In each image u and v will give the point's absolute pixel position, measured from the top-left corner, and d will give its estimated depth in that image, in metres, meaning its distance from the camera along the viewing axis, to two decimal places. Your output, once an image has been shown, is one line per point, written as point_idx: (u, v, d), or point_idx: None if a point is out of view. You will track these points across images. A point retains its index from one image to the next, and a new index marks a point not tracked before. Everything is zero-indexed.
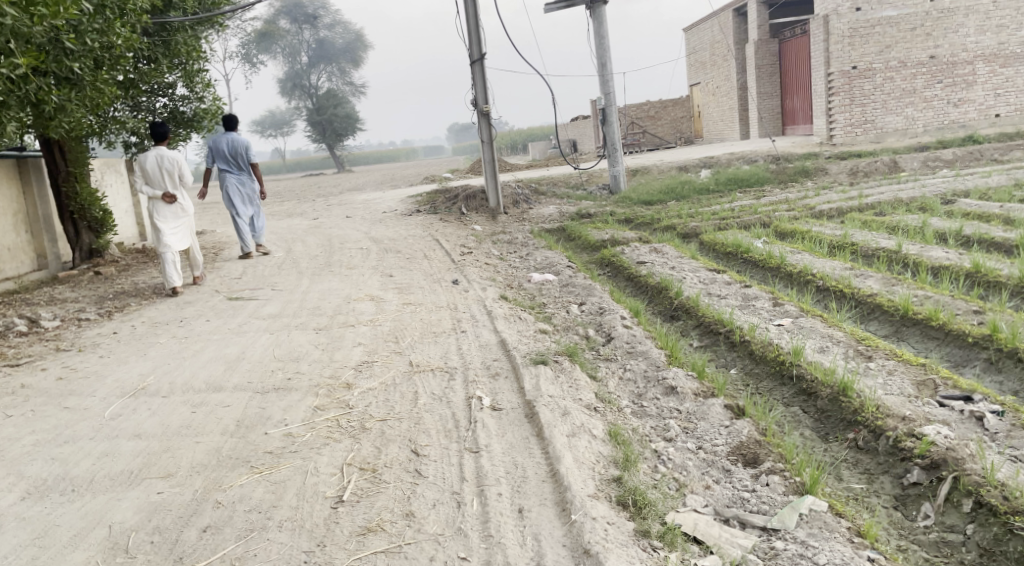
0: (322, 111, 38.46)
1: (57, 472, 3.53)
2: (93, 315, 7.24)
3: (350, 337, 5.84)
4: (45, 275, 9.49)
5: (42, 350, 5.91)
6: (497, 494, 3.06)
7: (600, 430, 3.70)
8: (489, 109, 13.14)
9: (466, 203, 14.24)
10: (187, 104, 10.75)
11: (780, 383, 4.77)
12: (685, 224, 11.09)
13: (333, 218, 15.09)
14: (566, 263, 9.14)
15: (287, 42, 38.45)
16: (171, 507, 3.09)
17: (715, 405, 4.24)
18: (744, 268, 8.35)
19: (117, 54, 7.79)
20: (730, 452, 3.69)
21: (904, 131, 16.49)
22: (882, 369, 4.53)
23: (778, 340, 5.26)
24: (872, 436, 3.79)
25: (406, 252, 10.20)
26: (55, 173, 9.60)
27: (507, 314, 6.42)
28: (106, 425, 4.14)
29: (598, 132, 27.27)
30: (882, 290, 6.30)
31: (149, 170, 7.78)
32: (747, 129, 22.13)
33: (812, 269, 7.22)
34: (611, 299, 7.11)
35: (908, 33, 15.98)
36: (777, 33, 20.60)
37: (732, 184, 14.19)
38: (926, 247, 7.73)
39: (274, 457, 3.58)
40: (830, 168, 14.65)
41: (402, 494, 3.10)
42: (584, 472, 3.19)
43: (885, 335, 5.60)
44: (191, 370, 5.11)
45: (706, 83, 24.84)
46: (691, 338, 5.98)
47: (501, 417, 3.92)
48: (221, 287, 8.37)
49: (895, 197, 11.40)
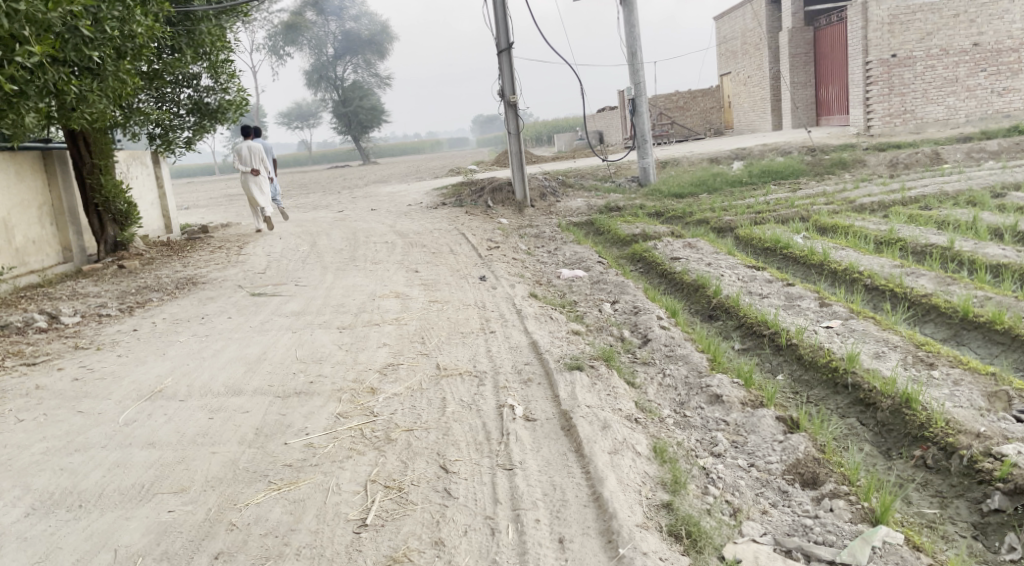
0: (348, 103, 39.09)
1: (64, 485, 3.33)
2: (114, 310, 7.07)
3: (375, 337, 5.60)
4: (70, 269, 9.38)
5: (60, 348, 5.74)
6: (534, 521, 2.80)
7: (644, 446, 3.41)
8: (516, 100, 12.84)
9: (492, 196, 13.96)
10: (212, 95, 10.59)
11: (833, 392, 4.44)
12: (719, 218, 10.70)
13: (357, 210, 14.88)
14: (596, 258, 8.82)
15: (313, 34, 38.10)
16: (182, 529, 2.88)
17: (766, 416, 3.93)
18: (784, 265, 7.98)
19: (139, 44, 7.62)
20: (786, 471, 3.39)
21: (945, 122, 15.88)
22: (946, 379, 4.18)
23: (828, 344, 4.93)
24: (943, 454, 3.49)
25: (431, 247, 9.97)
26: (80, 165, 9.50)
27: (538, 313, 6.12)
28: (120, 432, 3.93)
29: (625, 123, 26.80)
30: (938, 290, 5.93)
31: (243, 156, 10.77)
32: (779, 120, 21.56)
33: (859, 266, 6.85)
34: (645, 298, 6.79)
35: (951, 19, 15.33)
36: (813, 21, 19.97)
37: (765, 177, 13.75)
38: (980, 244, 7.30)
39: (293, 472, 3.34)
40: (868, 159, 14.13)
41: (430, 517, 2.85)
42: (630, 497, 2.91)
43: (943, 338, 5.25)
44: (210, 372, 4.89)
45: (737, 73, 24.25)
46: (732, 339, 5.66)
47: (535, 430, 3.64)
48: (244, 281, 8.23)
49: (940, 189, 10.89)
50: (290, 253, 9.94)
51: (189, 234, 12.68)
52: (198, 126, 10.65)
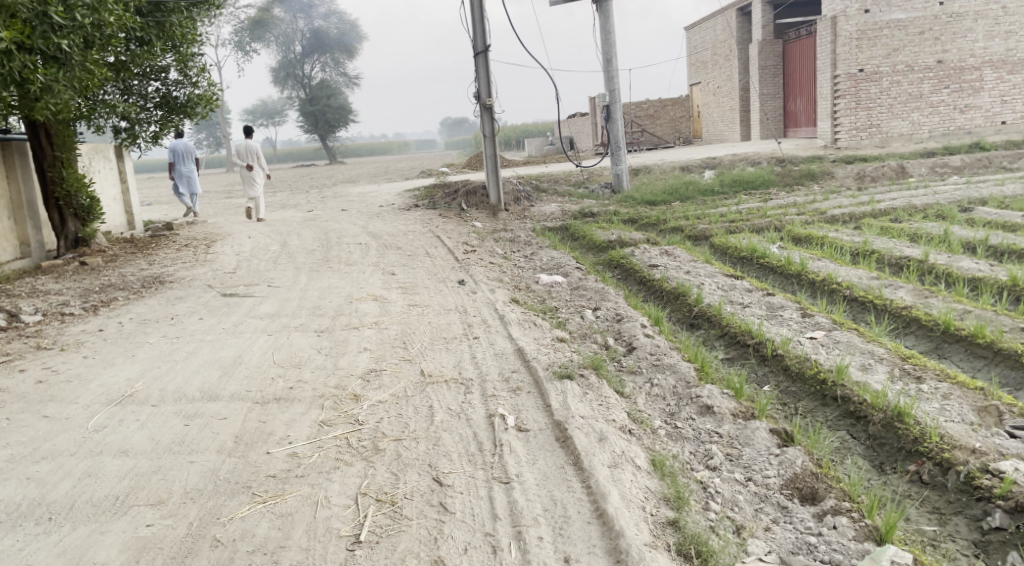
0: (314, 101, 38.49)
1: (32, 496, 3.12)
2: (77, 309, 6.79)
3: (354, 341, 5.45)
4: (28, 265, 9.02)
5: (21, 348, 5.47)
6: (538, 538, 2.71)
7: (642, 459, 3.34)
8: (492, 103, 12.74)
9: (466, 198, 13.82)
10: (180, 89, 10.31)
11: (821, 404, 4.42)
12: (693, 226, 10.72)
13: (328, 211, 14.64)
14: (573, 264, 8.75)
15: (281, 31, 37.66)
16: (162, 545, 2.71)
17: (760, 429, 3.88)
18: (761, 274, 8.01)
19: (109, 34, 7.40)
20: (785, 486, 3.35)
21: (909, 137, 16.21)
22: (935, 393, 4.18)
23: (815, 356, 4.91)
24: (938, 469, 3.51)
25: (406, 249, 9.81)
26: (41, 157, 9.14)
27: (520, 319, 6.01)
28: (89, 439, 3.72)
29: (596, 129, 26.86)
30: (917, 302, 6.00)
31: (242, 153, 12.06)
32: (748, 131, 21.83)
33: (838, 277, 6.89)
34: (627, 304, 6.74)
35: (917, 36, 15.64)
36: (783, 33, 20.25)
37: (736, 186, 13.87)
38: (954, 257, 7.42)
39: (278, 483, 3.20)
40: (836, 171, 14.32)
41: (428, 534, 2.74)
42: (635, 514, 2.84)
43: (924, 351, 5.29)
44: (184, 376, 4.70)
45: (707, 83, 24.49)
46: (716, 349, 5.64)
47: (529, 441, 3.55)
48: (214, 281, 7.98)
49: (908, 203, 11.08)
50: (260, 253, 9.70)
51: (154, 230, 12.31)
52: (165, 120, 10.35)
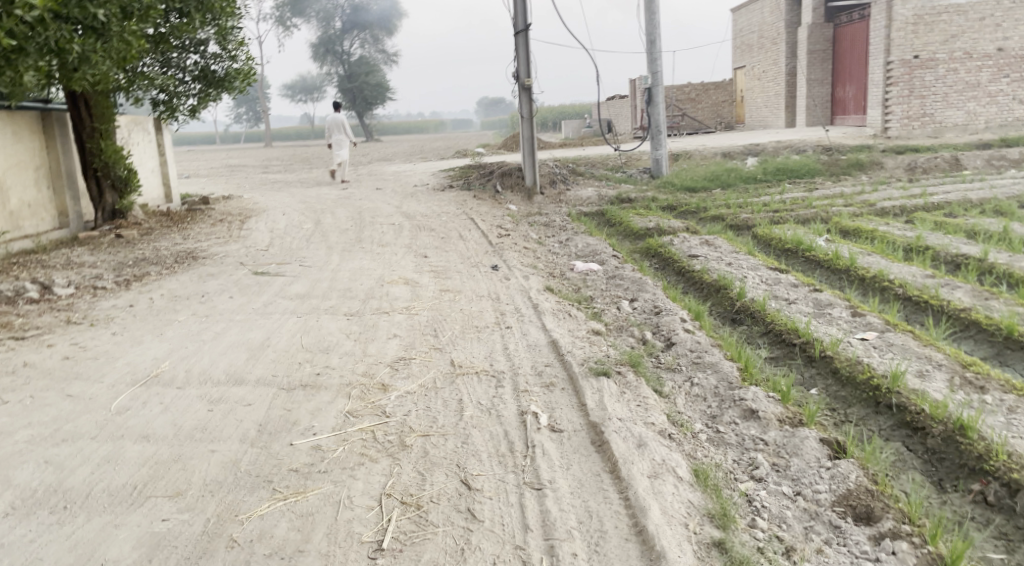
0: (353, 79, 38.23)
1: (49, 482, 3.04)
2: (109, 282, 6.75)
3: (384, 326, 5.30)
4: (65, 235, 9.03)
5: (50, 322, 5.43)
6: (571, 555, 2.54)
7: (684, 469, 3.13)
8: (531, 83, 12.47)
9: (501, 180, 13.58)
10: (218, 62, 10.19)
11: (874, 412, 4.15)
12: (735, 215, 10.37)
13: (362, 189, 14.52)
14: (609, 251, 8.51)
15: (323, 6, 37.79)
16: (177, 543, 2.61)
17: (809, 438, 3.63)
18: (806, 268, 7.69)
19: (146, 5, 7.28)
20: (836, 503, 3.12)
21: (964, 127, 15.55)
22: (1001, 406, 3.89)
23: (868, 359, 4.63)
24: (1006, 491, 3.25)
25: (439, 231, 9.64)
26: (80, 127, 9.11)
27: (555, 309, 5.82)
28: (111, 422, 3.62)
29: (635, 112, 26.44)
30: (976, 304, 5.67)
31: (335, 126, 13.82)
32: (792, 117, 21.23)
33: (890, 274, 6.56)
34: (665, 296, 6.48)
35: (976, 22, 14.95)
36: (834, 17, 19.55)
37: (781, 175, 13.44)
38: (1015, 256, 7.03)
39: (301, 479, 3.06)
40: (886, 161, 13.78)
41: (454, 544, 2.59)
42: (676, 532, 2.65)
43: (984, 357, 4.98)
44: (211, 357, 4.60)
45: (752, 67, 23.82)
46: (759, 347, 5.37)
47: (563, 443, 3.36)
48: (246, 259, 7.89)
49: (963, 196, 10.60)
50: (292, 231, 9.61)
51: (189, 204, 12.30)
52: (204, 94, 10.26)
